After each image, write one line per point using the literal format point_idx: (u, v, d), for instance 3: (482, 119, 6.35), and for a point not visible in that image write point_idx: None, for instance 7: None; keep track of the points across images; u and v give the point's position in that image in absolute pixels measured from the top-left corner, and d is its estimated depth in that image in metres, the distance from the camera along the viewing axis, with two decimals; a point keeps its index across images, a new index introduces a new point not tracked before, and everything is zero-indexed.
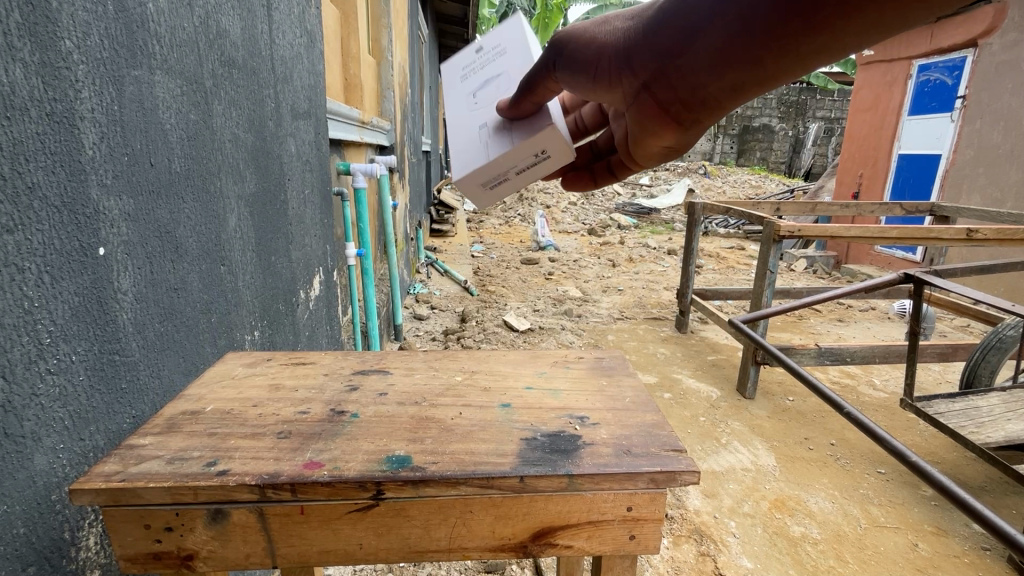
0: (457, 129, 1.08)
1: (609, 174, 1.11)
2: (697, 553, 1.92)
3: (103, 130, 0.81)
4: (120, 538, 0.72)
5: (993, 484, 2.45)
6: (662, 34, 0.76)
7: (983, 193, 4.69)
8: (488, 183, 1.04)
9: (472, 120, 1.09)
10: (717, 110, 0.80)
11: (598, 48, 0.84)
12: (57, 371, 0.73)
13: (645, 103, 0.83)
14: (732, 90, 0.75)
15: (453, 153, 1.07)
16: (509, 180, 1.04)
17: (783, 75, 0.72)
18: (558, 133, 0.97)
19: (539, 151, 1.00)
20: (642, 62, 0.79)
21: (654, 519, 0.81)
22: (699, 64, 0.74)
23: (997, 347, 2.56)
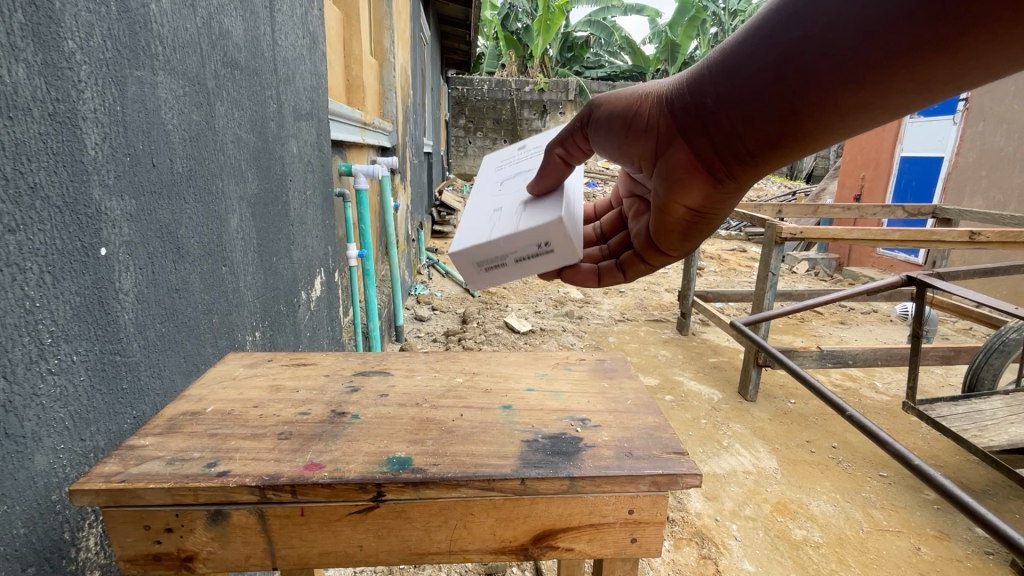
0: (475, 214, 1.14)
1: (618, 275, 1.13)
2: (698, 556, 1.91)
3: (106, 130, 0.81)
4: (120, 539, 0.72)
5: (996, 488, 2.44)
6: (709, 91, 0.79)
7: (985, 196, 4.69)
8: (481, 262, 1.02)
9: (492, 206, 1.15)
10: (751, 165, 0.81)
11: (644, 108, 0.90)
12: (58, 371, 0.73)
13: (678, 153, 0.86)
14: (767, 143, 0.77)
15: (462, 230, 1.09)
16: (503, 263, 1.01)
17: (820, 130, 0.73)
18: (560, 226, 0.95)
19: (539, 241, 0.98)
20: (680, 112, 0.84)
21: (656, 522, 0.81)
22: (734, 115, 0.77)
23: (999, 350, 2.54)
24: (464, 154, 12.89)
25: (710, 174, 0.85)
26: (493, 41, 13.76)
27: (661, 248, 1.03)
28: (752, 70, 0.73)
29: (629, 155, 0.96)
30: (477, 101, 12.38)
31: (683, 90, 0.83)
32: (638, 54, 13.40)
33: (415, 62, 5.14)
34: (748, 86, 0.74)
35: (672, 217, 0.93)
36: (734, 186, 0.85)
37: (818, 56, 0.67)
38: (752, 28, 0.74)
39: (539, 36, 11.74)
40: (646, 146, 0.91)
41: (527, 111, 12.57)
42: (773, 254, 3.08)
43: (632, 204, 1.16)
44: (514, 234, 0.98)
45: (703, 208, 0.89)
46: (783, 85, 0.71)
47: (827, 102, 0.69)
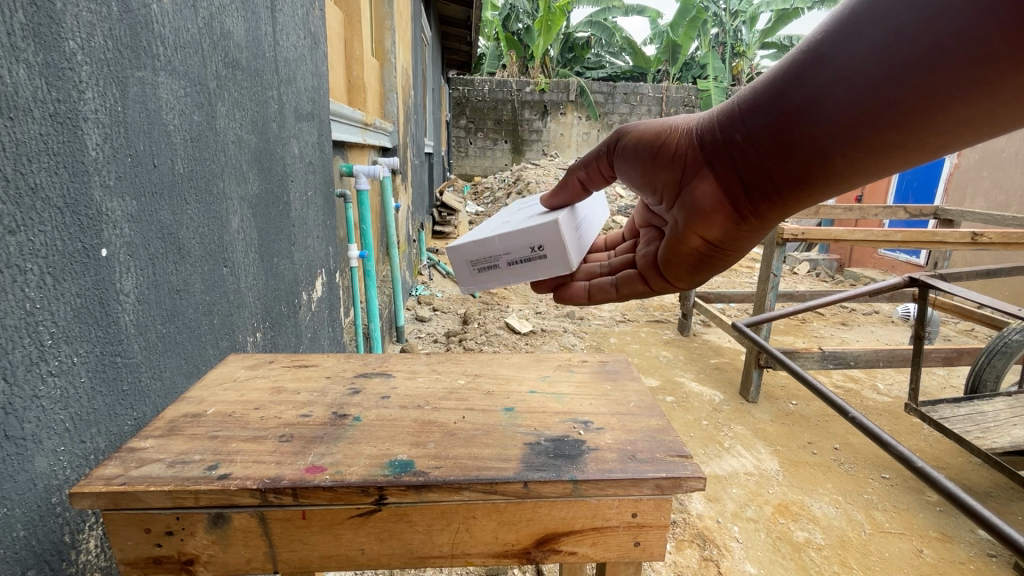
0: (494, 224, 1.30)
1: (611, 291, 1.18)
2: (699, 559, 1.91)
3: (107, 131, 0.81)
4: (121, 541, 0.71)
5: (999, 490, 2.43)
6: (739, 129, 0.86)
7: (987, 197, 4.68)
8: (486, 259, 1.18)
9: (511, 219, 1.32)
10: (774, 203, 0.88)
11: (673, 140, 0.97)
12: (59, 373, 0.73)
13: (704, 188, 0.94)
14: (793, 182, 0.83)
15: (477, 233, 1.26)
16: (502, 263, 1.18)
17: (845, 173, 0.78)
18: (555, 232, 1.10)
19: (533, 244, 1.14)
20: (709, 147, 0.92)
21: (660, 525, 0.80)
22: (763, 155, 0.84)
23: (1002, 352, 2.53)
24: (465, 154, 12.88)
25: (735, 210, 0.92)
26: (494, 41, 13.73)
27: (668, 276, 1.10)
28: (779, 111, 0.80)
29: (651, 183, 1.04)
30: (477, 101, 12.37)
31: (715, 125, 0.91)
32: (638, 55, 13.37)
33: (416, 62, 5.13)
34: (777, 127, 0.81)
35: (689, 246, 1.00)
36: (756, 222, 0.92)
37: (844, 103, 0.72)
38: (783, 69, 0.80)
39: (540, 36, 11.71)
40: (669, 175, 0.99)
41: (528, 112, 12.56)
42: (775, 254, 3.06)
43: (648, 234, 1.18)
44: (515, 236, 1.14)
45: (722, 241, 0.96)
46: (809, 127, 0.77)
47: (849, 145, 0.75)
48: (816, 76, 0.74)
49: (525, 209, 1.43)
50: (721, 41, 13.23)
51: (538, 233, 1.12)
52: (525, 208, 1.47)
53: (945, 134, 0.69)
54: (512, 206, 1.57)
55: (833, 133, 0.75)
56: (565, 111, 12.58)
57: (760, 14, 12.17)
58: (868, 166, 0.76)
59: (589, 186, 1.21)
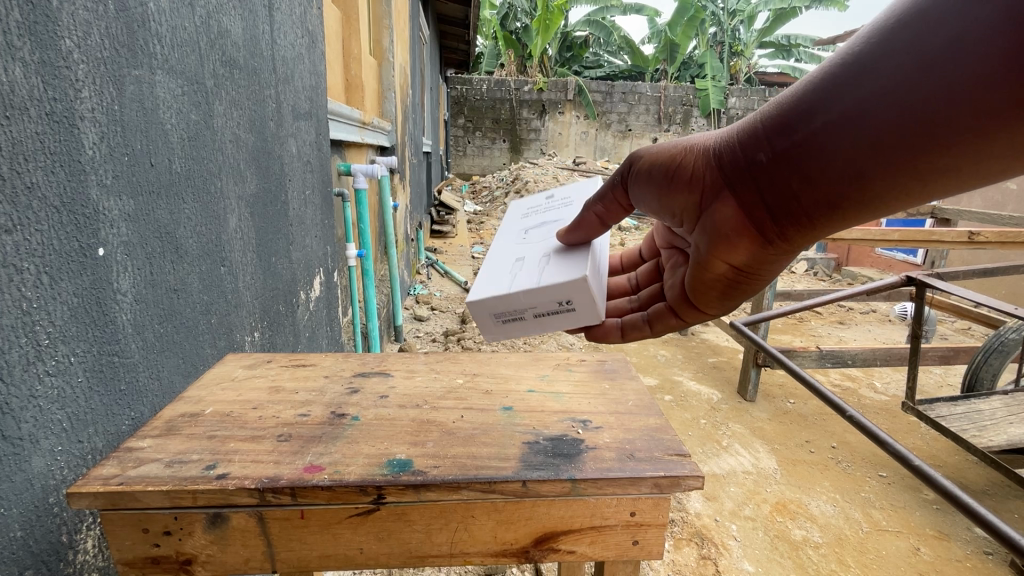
0: (506, 266, 1.11)
1: (644, 329, 1.08)
2: (698, 557, 1.91)
3: (103, 130, 0.81)
4: (118, 541, 0.71)
5: (995, 488, 2.44)
6: (763, 149, 0.79)
7: (984, 196, 4.66)
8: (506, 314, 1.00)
9: (525, 256, 1.13)
10: (802, 227, 0.80)
11: (691, 160, 0.89)
12: (56, 372, 0.73)
13: (726, 210, 0.85)
14: (825, 205, 0.76)
15: (489, 281, 1.07)
16: (525, 317, 1.00)
17: (881, 198, 0.72)
18: (587, 289, 0.94)
19: (561, 299, 0.97)
20: (731, 168, 0.83)
21: (658, 524, 0.80)
22: (792, 177, 0.77)
23: (998, 351, 2.54)
24: (463, 153, 12.88)
25: (762, 234, 0.84)
26: (491, 40, 13.68)
27: (695, 306, 1.01)
28: (808, 130, 0.73)
29: (669, 209, 0.94)
30: (476, 100, 12.37)
31: (736, 144, 0.83)
32: (637, 54, 13.36)
33: (415, 61, 5.13)
34: (806, 148, 0.74)
35: (714, 273, 0.91)
36: (782, 248, 0.84)
37: (886, 121, 0.66)
38: (812, 86, 0.73)
39: (538, 35, 11.69)
40: (688, 198, 0.90)
41: (526, 111, 12.55)
42: None
43: (672, 256, 1.10)
44: (539, 293, 0.96)
45: (748, 266, 0.88)
46: (842, 148, 0.71)
47: (888, 169, 0.69)
48: (850, 91, 0.68)
49: (529, 235, 1.26)
50: (720, 40, 13.21)
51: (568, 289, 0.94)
52: (524, 229, 1.30)
53: (996, 156, 0.63)
54: (508, 222, 1.41)
55: (871, 153, 0.69)
56: (563, 110, 12.57)
57: (758, 13, 12.16)
58: (907, 190, 0.70)
59: (607, 220, 1.04)
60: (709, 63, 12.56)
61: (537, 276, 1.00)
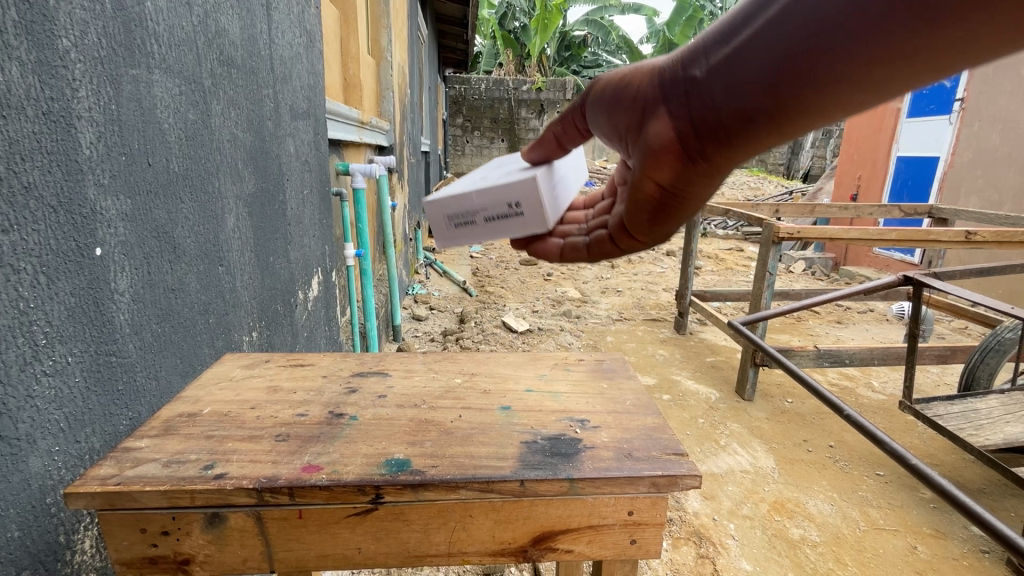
0: (473, 181, 1.13)
1: (582, 253, 1.03)
2: (696, 556, 1.92)
3: (101, 129, 0.81)
4: (116, 542, 0.71)
5: (992, 486, 2.45)
6: (703, 60, 0.74)
7: (981, 196, 4.55)
8: (461, 218, 1.02)
9: (495, 173, 1.15)
10: (728, 143, 0.75)
11: (635, 77, 0.84)
12: (53, 373, 0.72)
13: (659, 125, 0.79)
14: (756, 118, 0.71)
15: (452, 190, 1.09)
16: (477, 221, 1.02)
17: (813, 108, 0.67)
18: (535, 190, 0.95)
19: (510, 202, 0.98)
20: (668, 81, 0.78)
21: (655, 523, 0.80)
22: (725, 86, 0.72)
23: (995, 350, 2.54)
24: (461, 153, 12.87)
25: (690, 150, 0.78)
26: (490, 39, 13.66)
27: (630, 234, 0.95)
28: (746, 34, 0.69)
29: (613, 129, 0.89)
30: (474, 100, 12.36)
31: (677, 58, 0.78)
32: (635, 53, 13.35)
33: (413, 61, 5.13)
34: (741, 52, 0.69)
35: (644, 194, 0.85)
36: (706, 167, 0.78)
37: (822, 17, 0.61)
38: None
39: (536, 35, 11.67)
40: (627, 117, 0.85)
41: (525, 110, 12.54)
42: (770, 253, 3.06)
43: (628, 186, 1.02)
44: (490, 194, 0.98)
45: (675, 187, 0.82)
46: (777, 51, 0.66)
47: (818, 72, 0.64)
48: None
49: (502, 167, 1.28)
50: None
51: (517, 190, 0.95)
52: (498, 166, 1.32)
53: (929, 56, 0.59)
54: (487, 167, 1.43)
55: (804, 55, 0.64)
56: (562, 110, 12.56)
57: None
58: (836, 100, 0.66)
59: (565, 143, 1.06)
60: None
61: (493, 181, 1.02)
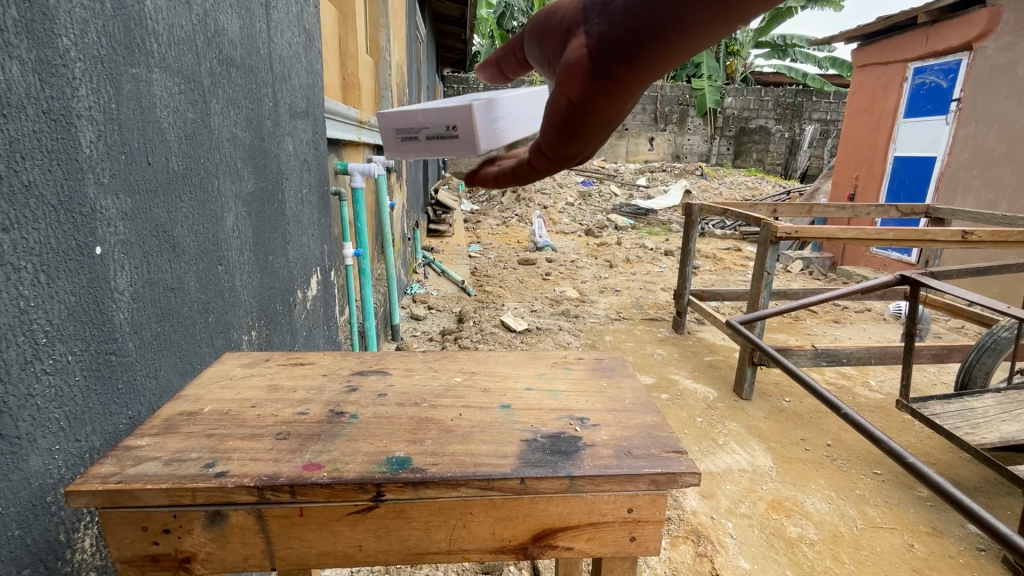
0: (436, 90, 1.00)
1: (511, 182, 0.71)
2: (694, 555, 1.93)
3: (102, 129, 0.81)
4: (117, 540, 0.71)
5: (988, 485, 2.46)
6: None
7: (977, 196, 4.56)
8: (404, 131, 0.92)
9: (462, 85, 1.02)
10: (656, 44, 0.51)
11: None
12: (53, 371, 0.72)
13: (573, 42, 0.57)
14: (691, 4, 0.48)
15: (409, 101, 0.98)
16: (419, 138, 0.92)
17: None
18: (470, 117, 0.83)
19: (448, 123, 0.88)
20: None
21: (655, 520, 0.81)
22: None
23: (991, 349, 2.55)
24: None
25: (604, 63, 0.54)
26: (488, 39, 13.64)
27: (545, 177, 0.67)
28: None
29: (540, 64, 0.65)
30: None
31: None
32: None
33: (411, 61, 5.14)
34: None
35: (552, 119, 0.59)
36: (619, 88, 0.55)
37: None
38: None
39: None
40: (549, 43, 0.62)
41: None
42: (768, 253, 3.07)
43: None
44: (432, 112, 0.87)
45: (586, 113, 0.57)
46: None
47: None
48: None
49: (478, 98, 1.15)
50: None
51: (456, 113, 0.84)
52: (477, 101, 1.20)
53: None
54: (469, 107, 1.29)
55: None
56: None
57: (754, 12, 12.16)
58: None
59: (509, 73, 0.78)
60: (704, 62, 12.58)
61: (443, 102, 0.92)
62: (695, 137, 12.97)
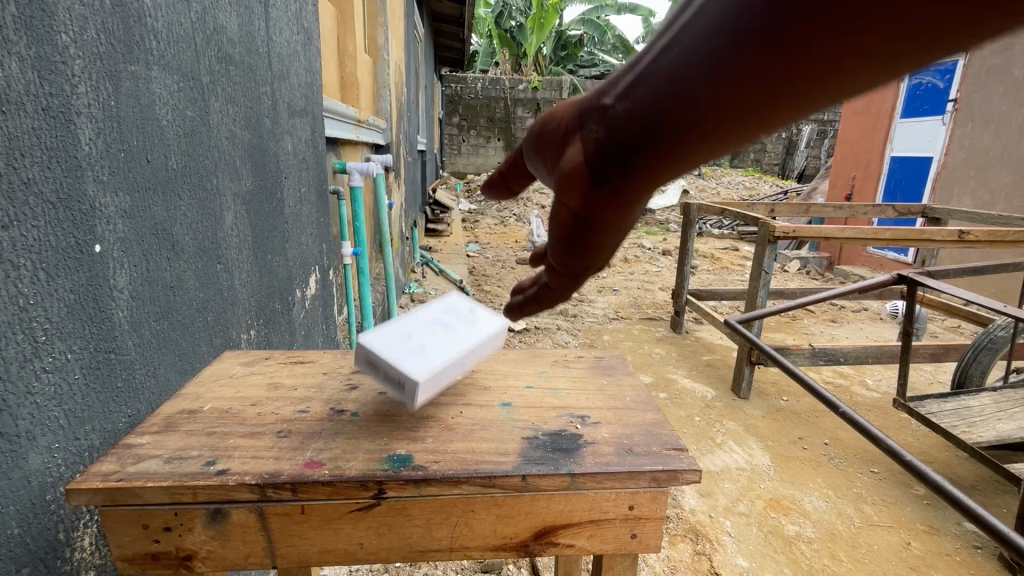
0: (424, 318, 0.98)
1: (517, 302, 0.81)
2: (693, 553, 1.93)
3: (100, 126, 0.80)
4: (117, 538, 0.71)
5: (984, 483, 2.47)
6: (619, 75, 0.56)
7: (973, 196, 4.58)
8: (371, 361, 0.89)
9: (451, 320, 0.99)
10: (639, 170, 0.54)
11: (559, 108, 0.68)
12: (53, 369, 0.72)
13: (572, 147, 0.60)
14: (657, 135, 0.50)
15: (392, 326, 0.95)
16: (378, 371, 0.89)
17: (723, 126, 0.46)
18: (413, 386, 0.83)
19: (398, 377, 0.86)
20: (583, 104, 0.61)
21: (656, 518, 0.81)
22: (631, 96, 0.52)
23: (987, 348, 2.56)
24: (457, 152, 12.86)
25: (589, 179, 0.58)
26: (485, 39, 13.63)
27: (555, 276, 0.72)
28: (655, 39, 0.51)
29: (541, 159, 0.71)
30: (470, 99, 12.35)
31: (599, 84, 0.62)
32: (631, 53, 13.40)
33: (410, 60, 5.13)
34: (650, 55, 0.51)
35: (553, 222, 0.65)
36: (610, 198, 0.58)
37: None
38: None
39: (532, 35, 11.69)
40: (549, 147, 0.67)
41: (521, 109, 12.54)
42: (766, 252, 3.08)
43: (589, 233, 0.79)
44: (394, 365, 0.85)
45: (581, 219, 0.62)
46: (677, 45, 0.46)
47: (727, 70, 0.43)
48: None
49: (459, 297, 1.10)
50: None
51: (410, 382, 0.83)
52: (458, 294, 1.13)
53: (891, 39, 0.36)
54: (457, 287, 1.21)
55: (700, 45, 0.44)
56: None
57: None
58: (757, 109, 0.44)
59: (511, 185, 0.85)
60: None
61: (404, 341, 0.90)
62: None
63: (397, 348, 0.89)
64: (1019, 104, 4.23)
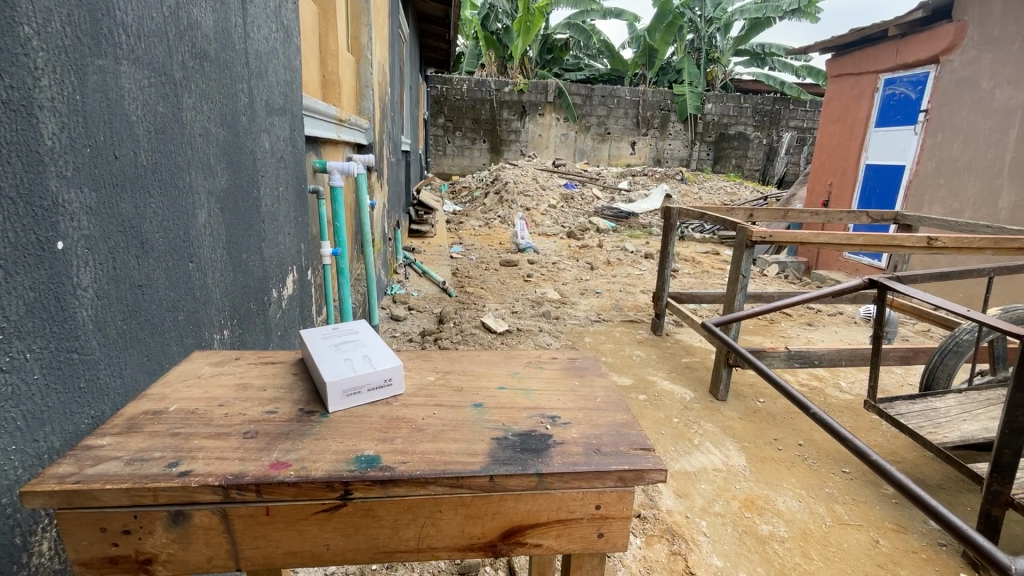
0: (329, 350, 0.99)
1: None
2: (668, 553, 1.96)
3: (64, 120, 0.78)
4: (74, 541, 0.70)
5: (950, 482, 2.54)
6: None
7: (943, 204, 4.71)
8: (348, 392, 0.90)
9: (345, 334, 1.06)
10: None
11: None
12: (10, 369, 0.70)
13: None
14: None
15: (320, 358, 0.95)
16: (360, 394, 0.92)
17: None
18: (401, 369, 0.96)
19: (379, 381, 0.93)
20: None
21: (622, 517, 0.82)
22: None
23: (954, 351, 2.63)
24: (443, 153, 12.78)
25: None
26: (472, 40, 13.54)
27: None
28: None
29: None
30: (456, 100, 12.31)
31: None
32: (616, 58, 13.49)
33: (394, 58, 5.10)
34: None
35: None
36: None
37: None
38: None
39: (519, 38, 11.72)
40: None
41: (506, 112, 12.55)
42: (744, 256, 3.13)
43: None
44: (377, 372, 0.92)
45: None
46: None
47: None
48: None
49: None
50: (697, 47, 13.44)
51: (399, 368, 0.95)
52: None
53: None
54: None
55: None
56: (543, 112, 12.69)
57: (734, 22, 12.40)
58: None
59: None
60: (686, 69, 12.79)
61: (356, 361, 0.94)
62: (676, 142, 13.25)
63: (354, 362, 0.94)
64: (986, 115, 4.38)
